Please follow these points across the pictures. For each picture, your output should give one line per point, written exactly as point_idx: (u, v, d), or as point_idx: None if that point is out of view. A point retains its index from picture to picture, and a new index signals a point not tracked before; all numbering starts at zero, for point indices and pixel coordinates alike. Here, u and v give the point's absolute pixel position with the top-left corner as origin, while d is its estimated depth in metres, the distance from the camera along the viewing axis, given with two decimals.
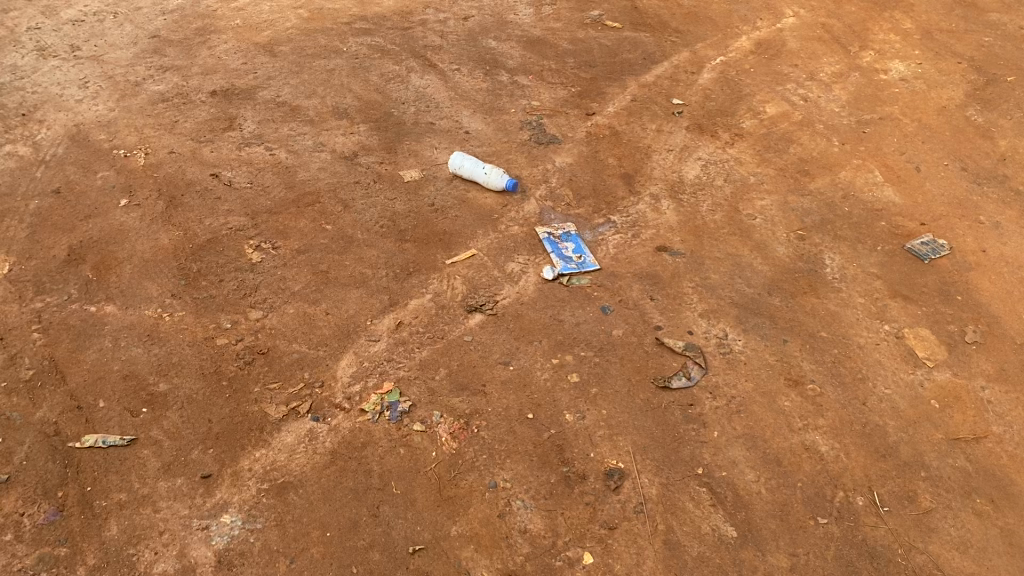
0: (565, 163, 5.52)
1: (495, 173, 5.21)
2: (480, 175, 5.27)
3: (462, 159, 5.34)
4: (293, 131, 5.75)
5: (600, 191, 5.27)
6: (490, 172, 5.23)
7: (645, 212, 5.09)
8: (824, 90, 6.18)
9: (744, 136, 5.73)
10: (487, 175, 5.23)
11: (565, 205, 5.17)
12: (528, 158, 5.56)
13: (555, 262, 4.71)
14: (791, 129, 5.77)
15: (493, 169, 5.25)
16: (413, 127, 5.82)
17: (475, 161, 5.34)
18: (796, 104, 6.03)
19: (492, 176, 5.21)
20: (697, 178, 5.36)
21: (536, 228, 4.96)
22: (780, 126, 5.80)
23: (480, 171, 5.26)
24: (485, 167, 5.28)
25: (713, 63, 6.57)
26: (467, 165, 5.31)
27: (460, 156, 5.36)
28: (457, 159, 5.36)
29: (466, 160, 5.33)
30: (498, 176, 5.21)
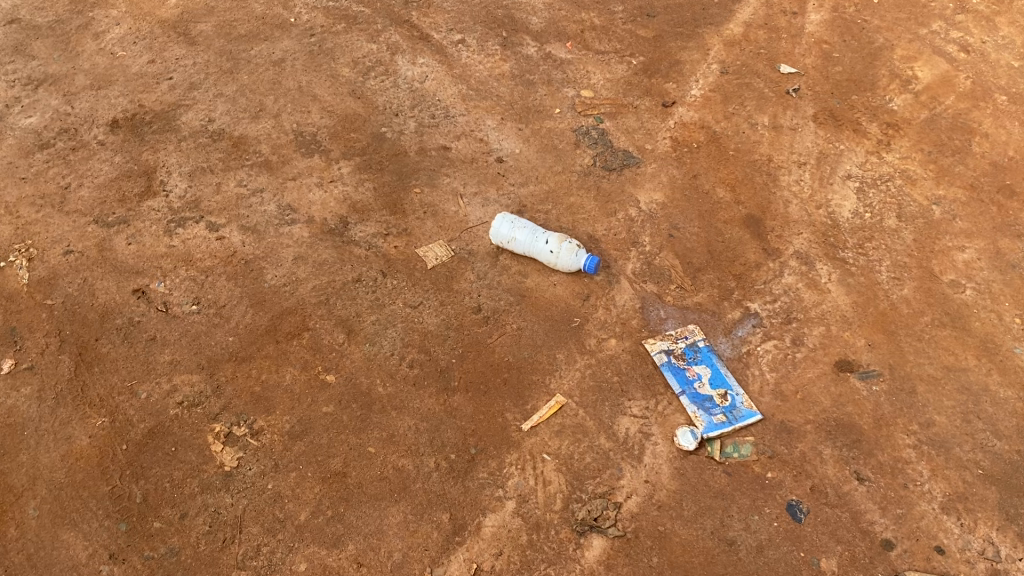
0: (655, 204, 3.76)
1: (571, 249, 3.47)
2: (546, 251, 3.50)
3: (512, 225, 3.56)
4: (243, 189, 3.87)
5: (719, 254, 3.57)
6: (562, 246, 3.47)
7: (796, 292, 3.43)
8: (986, 30, 4.39)
9: (901, 125, 3.98)
10: (560, 251, 3.47)
11: (674, 289, 3.47)
12: (598, 200, 3.79)
13: (697, 415, 3.09)
14: (964, 106, 4.02)
15: (565, 240, 3.49)
16: (421, 159, 3.96)
17: (533, 226, 3.57)
18: (956, 59, 4.24)
19: (568, 254, 3.47)
20: (855, 214, 3.66)
21: (646, 343, 3.29)
22: (947, 102, 4.04)
23: (545, 244, 3.50)
24: (551, 236, 3.51)
25: None
26: (522, 238, 3.54)
27: (509, 221, 3.57)
28: (506, 225, 3.57)
29: (521, 226, 3.56)
30: (576, 252, 3.47)
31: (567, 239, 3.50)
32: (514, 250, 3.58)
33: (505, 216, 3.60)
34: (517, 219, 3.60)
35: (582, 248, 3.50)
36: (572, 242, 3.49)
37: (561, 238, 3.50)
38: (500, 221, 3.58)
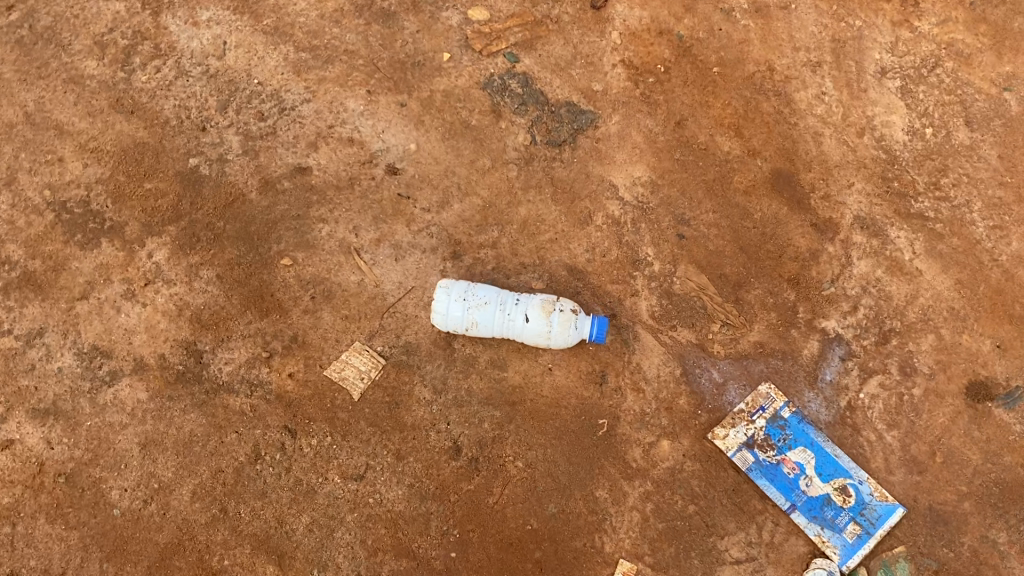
0: (642, 187, 2.53)
1: (567, 318, 2.26)
2: (529, 329, 2.27)
3: (463, 301, 2.27)
4: (10, 337, 2.38)
5: (757, 249, 2.46)
6: (554, 318, 2.25)
7: (878, 286, 2.42)
8: None
9: None
10: (552, 327, 2.25)
11: (719, 328, 2.38)
12: (560, 202, 2.53)
13: (823, 538, 2.19)
14: None
15: (554, 306, 2.27)
16: (272, 203, 2.52)
17: (494, 293, 2.30)
18: None
19: (564, 328, 2.26)
20: (911, 133, 2.58)
21: (715, 438, 2.26)
22: None
23: (526, 320, 2.26)
24: (530, 305, 2.27)
25: None
26: (486, 318, 2.27)
27: (456, 295, 2.28)
28: (454, 303, 2.27)
29: (478, 299, 2.27)
30: (574, 322, 2.27)
31: (554, 304, 2.28)
32: (473, 336, 2.31)
33: (447, 286, 2.29)
34: (464, 285, 2.30)
35: (578, 310, 2.30)
36: (563, 306, 2.28)
37: (547, 305, 2.26)
38: (442, 297, 2.27)
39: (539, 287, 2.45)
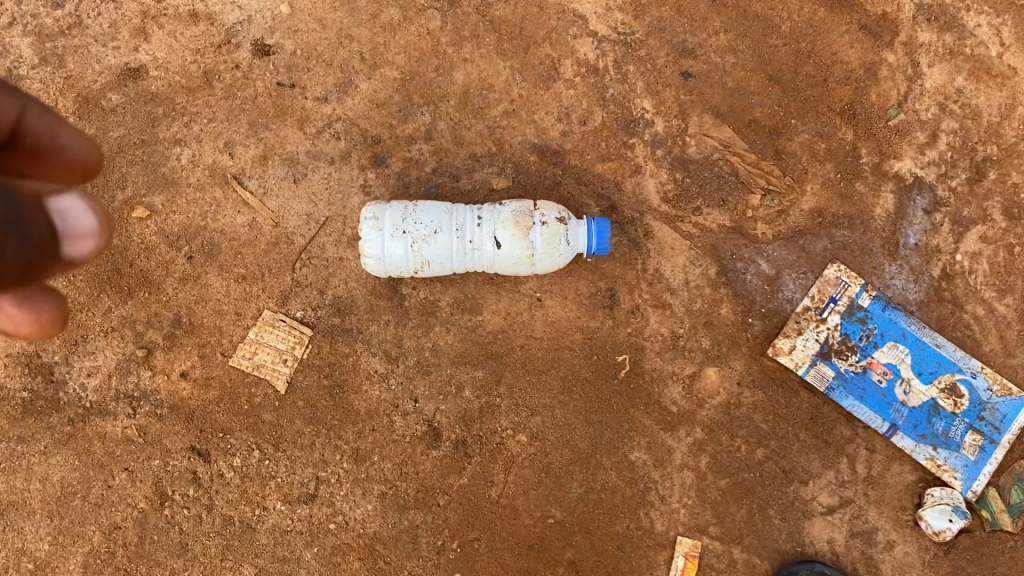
0: (621, 11, 1.74)
1: (552, 231, 1.57)
2: (502, 258, 1.59)
3: (402, 238, 1.58)
4: None
5: (792, 76, 1.74)
6: (533, 237, 1.56)
7: (963, 101, 1.72)
8: None
9: None
10: (534, 249, 1.57)
11: (761, 199, 1.72)
12: (510, 54, 1.74)
13: (938, 462, 1.64)
14: None
15: (530, 218, 1.57)
16: (102, 131, 1.75)
17: (443, 214, 1.60)
18: None
19: (551, 246, 1.57)
20: None
21: (779, 355, 1.66)
22: None
23: (495, 247, 1.58)
24: (496, 224, 1.57)
25: None
26: (440, 253, 1.59)
27: (390, 229, 1.58)
28: (390, 243, 1.58)
29: (422, 230, 1.58)
30: (564, 234, 1.58)
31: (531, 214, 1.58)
32: (429, 277, 1.64)
33: (373, 219, 1.59)
34: (399, 211, 1.60)
35: (567, 214, 1.60)
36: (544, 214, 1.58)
37: (519, 219, 1.57)
38: (371, 238, 1.58)
39: (503, 184, 1.75)
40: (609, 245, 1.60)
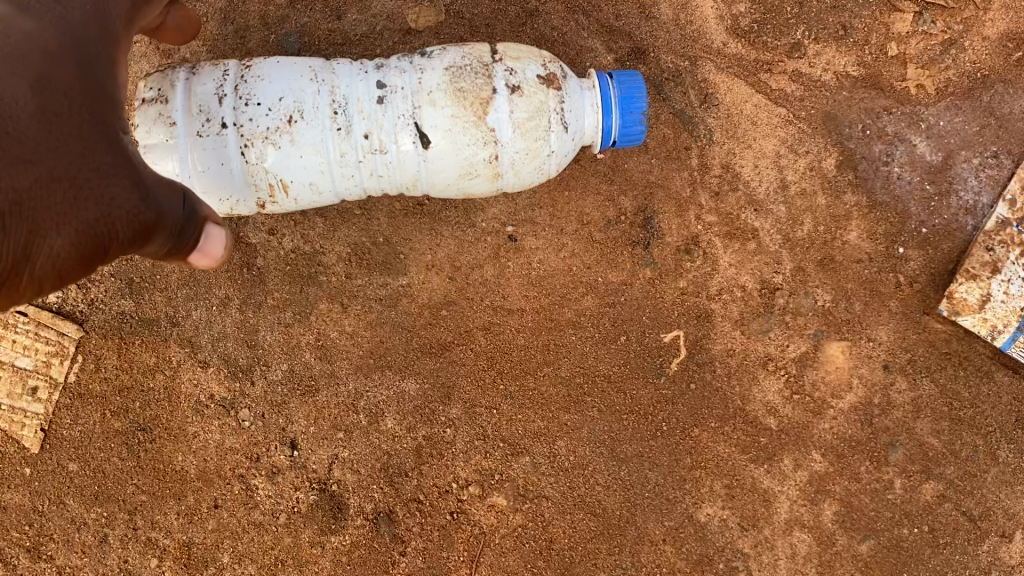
0: None
1: (535, 107, 0.74)
2: (434, 168, 0.76)
3: (221, 140, 0.73)
4: None
5: None
6: (497, 120, 0.73)
7: None
8: None
9: None
10: (500, 145, 0.74)
11: (913, 22, 0.92)
12: None
13: None
14: None
15: (487, 84, 0.73)
16: None
17: (305, 83, 0.74)
18: None
19: (535, 138, 0.74)
20: None
21: (956, 315, 0.89)
22: None
23: (418, 145, 0.74)
24: (417, 97, 0.73)
25: None
26: (306, 165, 0.75)
27: (195, 122, 0.73)
28: (195, 150, 0.73)
29: (261, 121, 0.73)
30: (559, 112, 0.75)
31: (487, 73, 0.74)
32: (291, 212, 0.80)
33: (157, 103, 0.73)
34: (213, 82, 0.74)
35: (562, 69, 0.77)
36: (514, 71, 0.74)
37: (464, 88, 0.73)
38: (153, 142, 0.72)
39: (427, 20, 0.92)
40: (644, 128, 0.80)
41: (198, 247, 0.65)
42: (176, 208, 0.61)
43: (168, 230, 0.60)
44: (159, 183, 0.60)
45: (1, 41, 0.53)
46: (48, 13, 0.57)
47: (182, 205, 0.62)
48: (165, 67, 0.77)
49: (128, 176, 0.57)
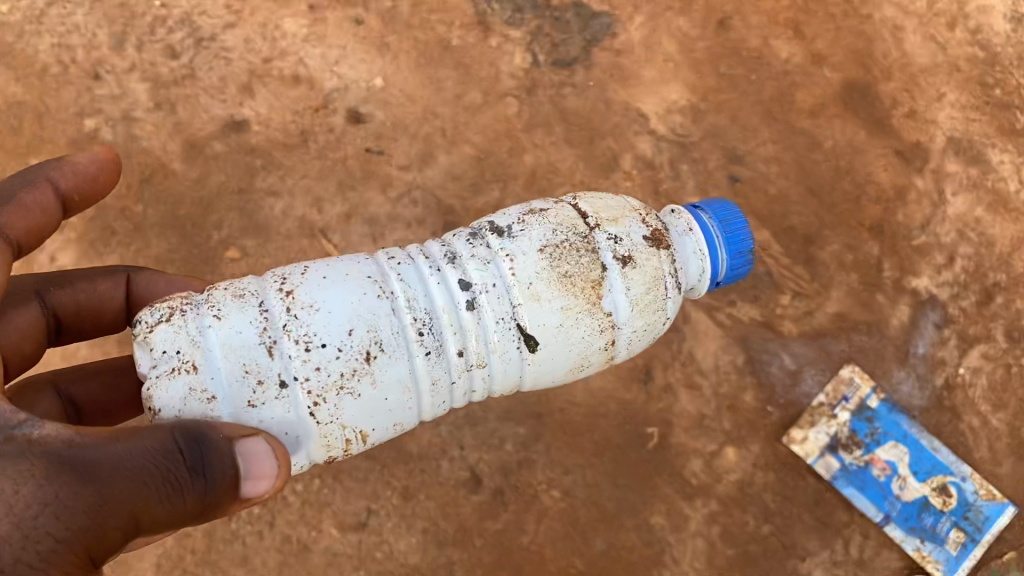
0: (681, 114, 1.98)
1: (650, 278, 1.15)
2: (548, 375, 1.16)
3: (285, 399, 1.00)
4: None
5: (835, 187, 1.95)
6: (609, 305, 1.12)
7: (977, 230, 1.94)
8: None
9: None
10: (615, 330, 1.14)
11: (789, 299, 1.92)
12: (575, 142, 1.97)
13: (923, 554, 1.82)
14: None
15: (593, 261, 1.12)
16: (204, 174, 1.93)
17: (375, 309, 1.05)
18: None
19: (650, 304, 1.16)
20: (1015, 20, 2.04)
21: (792, 443, 1.85)
22: None
23: (527, 348, 1.10)
24: (523, 290, 1.09)
25: None
26: (391, 401, 1.06)
27: (236, 390, 0.98)
28: (245, 415, 0.99)
29: (333, 366, 1.01)
30: (668, 273, 1.17)
31: (587, 252, 1.12)
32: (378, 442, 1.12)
33: (186, 378, 0.97)
34: (242, 325, 1.00)
35: (703, 250, 1.25)
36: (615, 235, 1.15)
37: (568, 272, 1.10)
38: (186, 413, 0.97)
39: None
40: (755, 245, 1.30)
41: (247, 469, 0.94)
42: None
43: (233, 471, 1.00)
44: (138, 438, 0.90)
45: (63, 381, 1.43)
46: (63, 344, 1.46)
47: (167, 452, 0.90)
48: (204, 305, 1.02)
49: (83, 455, 0.88)
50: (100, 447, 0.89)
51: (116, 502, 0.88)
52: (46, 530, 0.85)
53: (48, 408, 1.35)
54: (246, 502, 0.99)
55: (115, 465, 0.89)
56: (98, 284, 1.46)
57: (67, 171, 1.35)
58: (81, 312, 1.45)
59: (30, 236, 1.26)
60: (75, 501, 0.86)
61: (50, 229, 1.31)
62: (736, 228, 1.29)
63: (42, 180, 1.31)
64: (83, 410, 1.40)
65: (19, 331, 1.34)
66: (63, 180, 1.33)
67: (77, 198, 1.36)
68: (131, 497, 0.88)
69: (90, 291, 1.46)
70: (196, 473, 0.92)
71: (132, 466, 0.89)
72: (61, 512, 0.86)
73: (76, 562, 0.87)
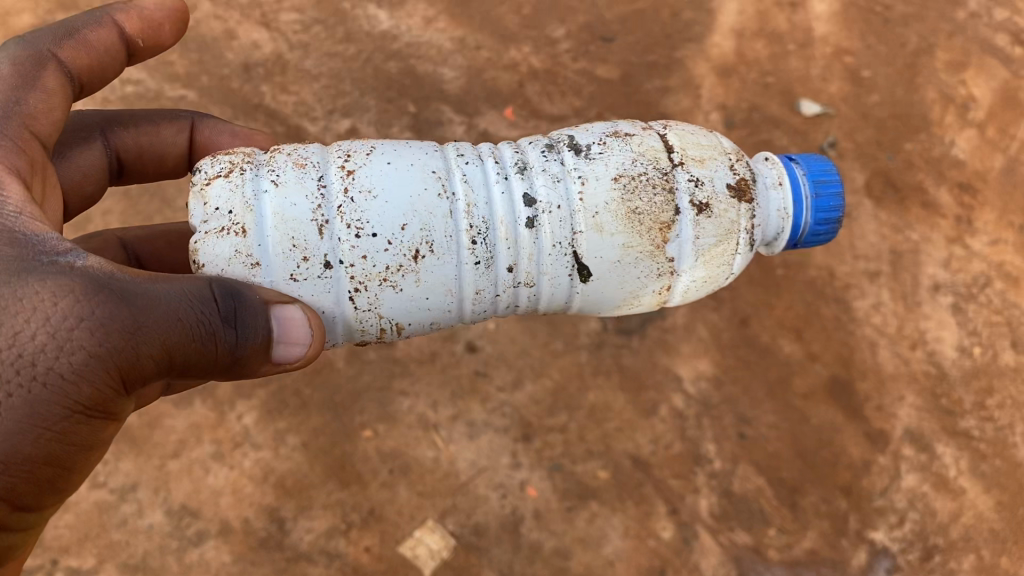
0: (706, 382, 2.70)
1: (723, 230, 1.58)
2: (605, 303, 1.66)
3: (324, 281, 1.44)
4: (104, 490, 2.52)
5: (816, 452, 2.62)
6: (672, 251, 1.57)
7: (924, 500, 2.59)
8: None
9: (975, 200, 2.95)
10: (676, 275, 1.62)
11: (774, 533, 2.55)
12: (627, 389, 2.69)
13: None
14: None
15: (665, 201, 1.54)
16: (358, 373, 2.67)
17: (434, 208, 1.47)
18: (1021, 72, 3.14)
19: (717, 250, 1.60)
20: (962, 350, 2.76)
21: None
22: None
23: (573, 277, 1.57)
24: (590, 215, 1.52)
25: None
26: (433, 292, 1.50)
27: (279, 260, 1.42)
28: (288, 287, 1.44)
29: (379, 259, 1.45)
30: (742, 228, 1.61)
31: (663, 188, 1.55)
32: (417, 332, 1.60)
33: (235, 242, 1.40)
34: (293, 198, 1.43)
35: (787, 209, 1.69)
36: (698, 177, 1.57)
37: (638, 208, 1.53)
38: (228, 271, 1.42)
39: (605, 475, 2.60)
40: (845, 205, 1.73)
41: (275, 335, 1.39)
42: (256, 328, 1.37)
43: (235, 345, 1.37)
44: (176, 285, 1.33)
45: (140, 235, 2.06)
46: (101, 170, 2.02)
47: (205, 298, 1.33)
48: (247, 190, 1.43)
49: (129, 290, 1.32)
50: (142, 287, 1.32)
51: (146, 332, 1.29)
52: (82, 345, 1.27)
53: (119, 257, 1.98)
54: (281, 364, 1.46)
55: (153, 300, 1.31)
56: (166, 128, 2.09)
57: (134, 16, 1.79)
58: (144, 153, 2.09)
59: (90, 67, 1.71)
60: (112, 322, 1.28)
61: (109, 67, 1.76)
62: (826, 189, 1.72)
63: (107, 19, 1.76)
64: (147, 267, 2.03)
65: (84, 169, 1.96)
66: (127, 23, 1.78)
67: (138, 40, 1.81)
68: (153, 330, 1.30)
69: (160, 133, 2.09)
70: (227, 323, 1.34)
71: (167, 305, 1.31)
72: (98, 331, 1.28)
73: (110, 378, 1.30)
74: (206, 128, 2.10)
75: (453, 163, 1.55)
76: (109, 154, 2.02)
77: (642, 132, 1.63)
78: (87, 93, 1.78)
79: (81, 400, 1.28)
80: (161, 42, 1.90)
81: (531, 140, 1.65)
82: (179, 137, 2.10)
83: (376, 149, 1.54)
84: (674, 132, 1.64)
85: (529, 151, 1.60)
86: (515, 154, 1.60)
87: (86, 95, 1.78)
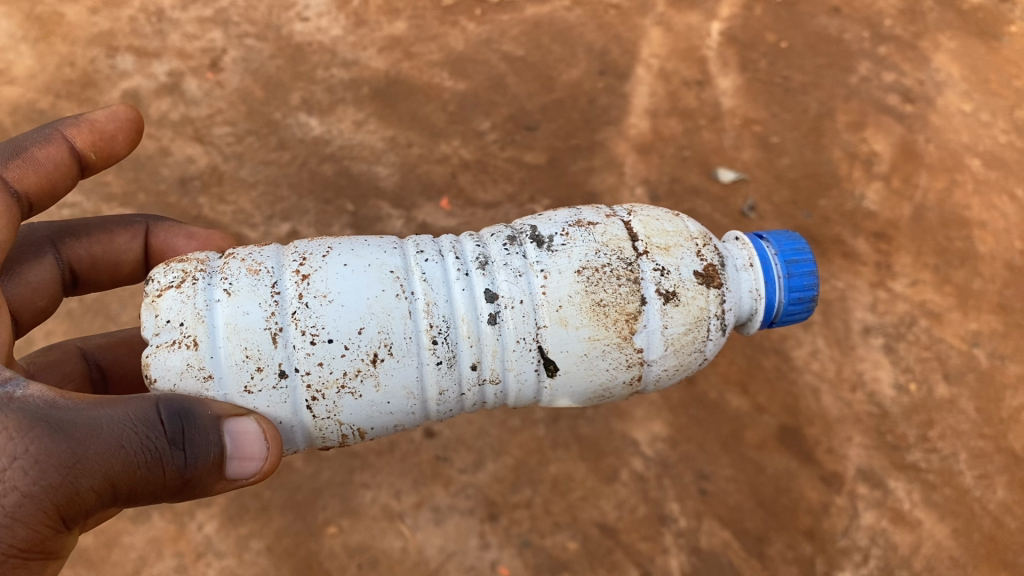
0: (662, 443, 2.76)
1: (689, 319, 1.63)
2: (572, 394, 1.69)
3: (280, 391, 1.48)
4: None
5: (775, 499, 2.68)
6: (640, 341, 1.61)
7: (884, 536, 2.66)
8: (932, 52, 3.57)
9: (890, 245, 3.13)
10: (645, 365, 1.65)
11: None
12: (588, 458, 2.73)
13: None
14: (957, 196, 3.22)
15: (630, 292, 1.59)
16: (317, 470, 2.66)
17: (392, 309, 1.52)
18: (912, 126, 3.38)
19: (683, 339, 1.64)
20: (899, 387, 2.89)
21: None
22: (933, 201, 3.21)
23: (535, 370, 1.61)
24: (553, 308, 1.57)
25: (731, 33, 3.61)
26: (393, 396, 1.55)
27: (232, 373, 1.46)
28: (242, 399, 1.48)
29: (336, 367, 1.49)
30: (712, 314, 1.66)
31: (628, 278, 1.60)
32: (379, 435, 1.65)
33: (187, 357, 1.44)
34: (246, 307, 1.48)
35: (758, 290, 1.78)
36: (664, 266, 1.63)
37: (603, 299, 1.58)
38: (179, 386, 1.46)
39: (574, 545, 2.60)
40: (819, 286, 1.82)
41: (231, 454, 1.41)
42: (209, 447, 1.38)
43: (185, 468, 1.37)
44: (120, 411, 1.35)
45: (96, 343, 2.18)
46: (53, 287, 2.11)
47: (151, 422, 1.35)
48: (196, 300, 1.48)
49: (67, 420, 1.33)
50: (82, 416, 1.34)
51: (84, 464, 1.30)
52: (14, 486, 1.28)
53: (78, 367, 2.08)
54: (239, 480, 1.47)
55: (92, 430, 1.32)
56: (123, 235, 2.21)
57: (84, 129, 1.90)
58: (97, 262, 2.20)
59: (37, 187, 1.80)
60: (47, 459, 1.29)
61: (58, 183, 1.85)
62: (799, 268, 1.82)
63: (56, 136, 1.85)
64: (108, 374, 2.14)
65: (35, 284, 2.05)
66: (77, 138, 1.88)
67: (90, 153, 1.91)
68: (93, 462, 1.31)
69: (113, 242, 2.21)
70: (175, 445, 1.36)
71: (108, 434, 1.32)
72: (32, 469, 1.29)
73: (47, 515, 1.31)
74: (161, 235, 2.23)
75: (413, 260, 1.61)
76: (61, 267, 2.12)
77: (607, 220, 1.69)
78: (38, 210, 1.87)
79: (16, 543, 1.29)
80: (116, 152, 2.00)
81: (494, 229, 1.72)
82: (134, 244, 2.22)
83: (333, 250, 1.59)
84: (639, 217, 1.71)
85: (492, 242, 1.67)
86: (476, 246, 1.66)
87: (36, 212, 1.87)
